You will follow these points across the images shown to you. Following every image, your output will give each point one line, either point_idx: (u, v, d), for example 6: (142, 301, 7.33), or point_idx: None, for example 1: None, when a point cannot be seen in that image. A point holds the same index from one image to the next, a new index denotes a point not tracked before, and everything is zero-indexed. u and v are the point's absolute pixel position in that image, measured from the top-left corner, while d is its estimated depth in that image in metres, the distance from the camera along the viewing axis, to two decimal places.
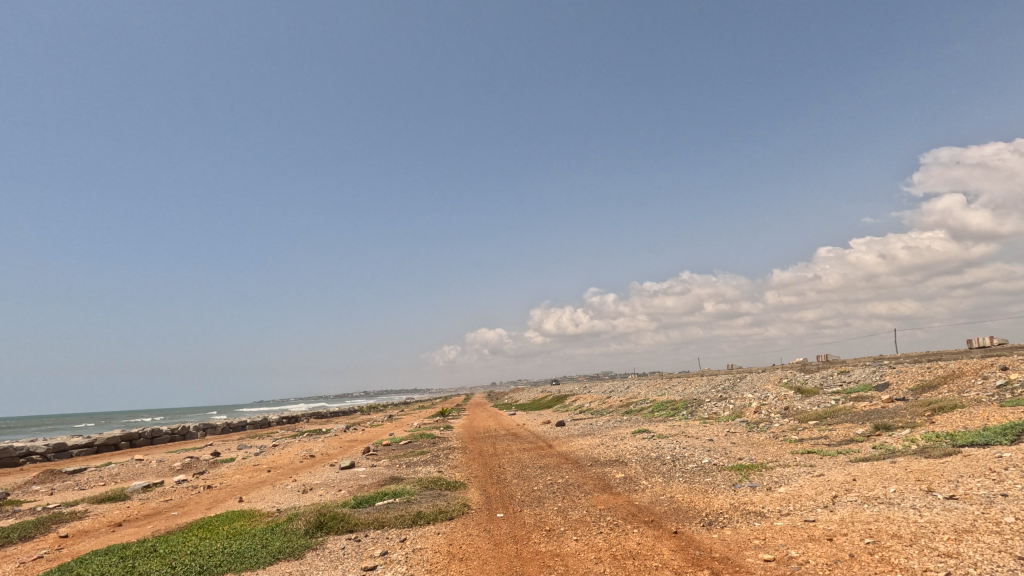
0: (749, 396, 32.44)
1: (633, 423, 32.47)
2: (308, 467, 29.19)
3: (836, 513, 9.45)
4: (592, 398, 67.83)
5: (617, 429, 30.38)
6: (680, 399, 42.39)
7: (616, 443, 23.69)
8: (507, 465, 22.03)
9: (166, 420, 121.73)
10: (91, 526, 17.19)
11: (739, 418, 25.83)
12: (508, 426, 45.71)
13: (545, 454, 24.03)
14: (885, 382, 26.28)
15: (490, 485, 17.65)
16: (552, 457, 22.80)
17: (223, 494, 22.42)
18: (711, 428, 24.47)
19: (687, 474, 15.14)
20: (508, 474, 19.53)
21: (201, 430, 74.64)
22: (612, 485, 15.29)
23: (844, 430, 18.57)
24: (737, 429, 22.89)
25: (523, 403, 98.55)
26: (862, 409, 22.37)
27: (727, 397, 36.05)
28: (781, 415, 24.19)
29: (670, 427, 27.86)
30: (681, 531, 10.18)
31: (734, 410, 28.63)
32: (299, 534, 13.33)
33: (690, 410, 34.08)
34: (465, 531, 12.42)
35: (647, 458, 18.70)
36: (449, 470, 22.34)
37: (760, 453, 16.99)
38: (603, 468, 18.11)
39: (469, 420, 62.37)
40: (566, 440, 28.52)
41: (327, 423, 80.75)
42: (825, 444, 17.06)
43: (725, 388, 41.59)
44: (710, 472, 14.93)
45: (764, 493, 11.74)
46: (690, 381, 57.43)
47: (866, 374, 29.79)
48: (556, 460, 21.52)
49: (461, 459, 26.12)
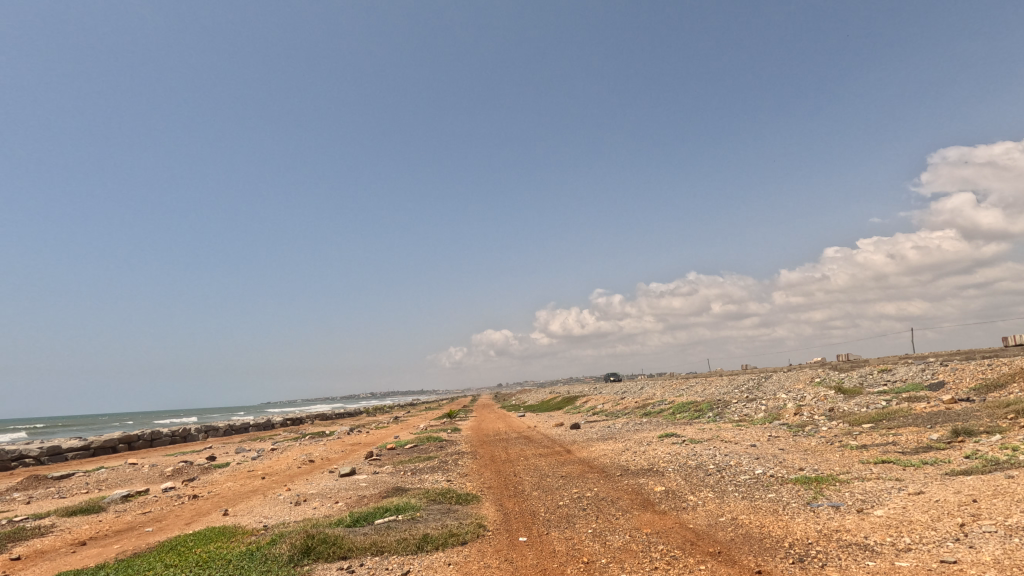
0: (783, 397, 29.90)
1: (657, 426, 30.04)
2: (305, 474, 26.96)
3: (983, 553, 7.06)
4: (605, 399, 65.42)
5: (640, 433, 27.98)
6: (703, 400, 39.84)
7: (645, 450, 21.22)
8: (523, 475, 19.70)
9: (170, 422, 120.32)
10: (50, 546, 14.99)
11: (778, 421, 23.35)
12: (520, 429, 43.36)
13: (565, 462, 21.57)
14: (940, 382, 23.69)
15: (507, 500, 15.23)
16: (573, 465, 20.43)
17: (208, 505, 20.17)
18: (749, 432, 22.03)
19: (742, 489, 12.74)
20: (526, 486, 17.17)
21: (202, 432, 72.86)
22: (653, 501, 12.88)
23: (914, 435, 16.05)
24: (780, 434, 20.40)
25: (533, 405, 96.02)
26: (923, 411, 19.85)
27: (756, 398, 33.57)
28: (829, 417, 21.68)
29: (701, 430, 25.45)
30: (765, 571, 7.80)
31: (770, 412, 26.12)
32: (281, 563, 11.04)
33: (718, 412, 31.54)
34: (482, 561, 10.12)
35: (687, 467, 16.26)
36: (458, 479, 20.03)
37: (823, 463, 14.54)
38: (637, 479, 15.68)
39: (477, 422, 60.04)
40: (585, 445, 26.05)
41: (332, 425, 78.72)
42: (898, 452, 14.59)
43: (751, 389, 39.01)
44: (771, 487, 12.49)
45: (859, 517, 9.32)
46: (708, 381, 54.90)
47: (913, 372, 27.20)
48: (580, 469, 19.07)
49: (471, 466, 23.77)
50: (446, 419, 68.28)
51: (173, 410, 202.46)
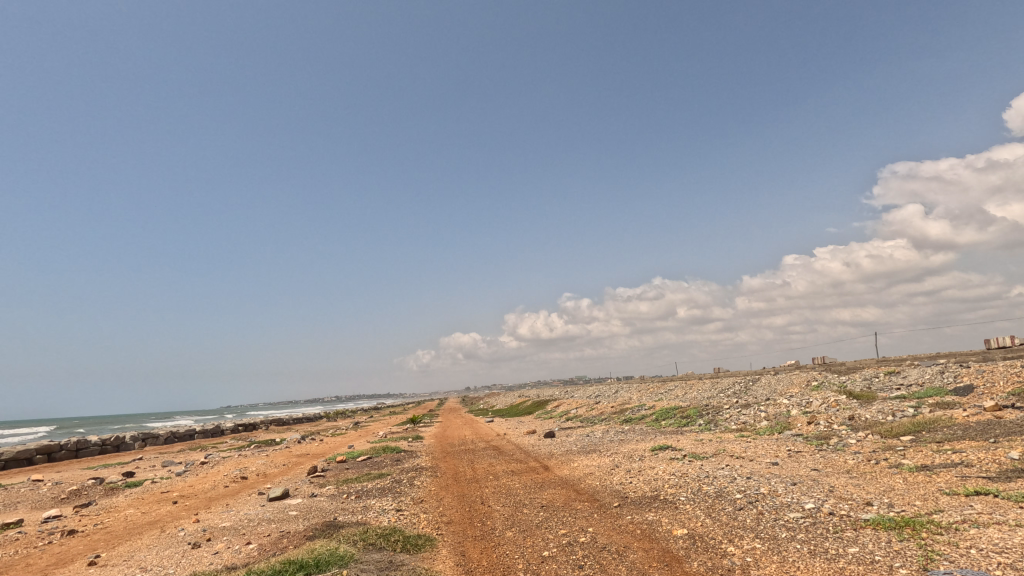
0: (784, 404, 26.64)
1: (645, 437, 26.51)
2: (229, 497, 22.25)
3: None
4: (578, 403, 62.25)
5: (629, 445, 24.38)
6: (688, 406, 36.51)
7: (642, 469, 17.42)
8: (493, 503, 15.60)
9: (107, 429, 111.38)
10: None
11: (789, 433, 20.07)
12: (488, 438, 39.33)
13: (545, 484, 17.49)
14: (969, 386, 20.67)
15: (473, 548, 11.18)
16: (554, 488, 16.48)
17: (79, 547, 15.40)
18: (762, 446, 18.66)
19: (802, 538, 9.03)
20: (498, 522, 13.09)
21: (140, 441, 66.39)
22: (680, 556, 9.05)
23: (987, 455, 12.69)
24: (802, 451, 16.92)
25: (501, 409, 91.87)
26: (969, 420, 16.65)
27: (750, 404, 30.45)
28: (852, 429, 18.48)
29: (699, 441, 22.04)
30: None
31: (775, 421, 22.78)
32: None
33: (711, 420, 28.19)
34: None
35: (708, 498, 12.49)
36: (409, 510, 15.77)
37: (890, 492, 10.99)
38: (643, 517, 11.81)
39: (442, 429, 55.61)
40: (565, 461, 22.13)
41: (285, 433, 73.17)
42: (984, 477, 11.14)
43: (740, 394, 35.81)
44: (845, 536, 8.82)
45: None
46: (687, 385, 52.19)
47: (928, 374, 24.42)
48: (565, 496, 15.08)
49: (429, 488, 19.57)
50: (409, 426, 63.65)
51: (119, 416, 190.39)
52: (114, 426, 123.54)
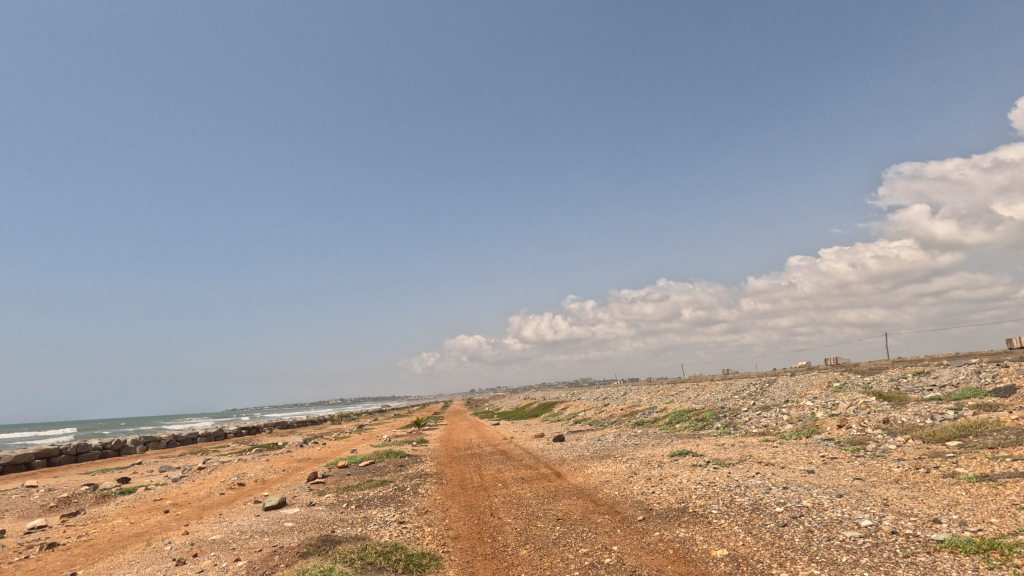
0: (807, 406, 25.22)
1: (660, 442, 25.15)
2: (223, 506, 21.05)
3: None
4: (586, 405, 60.87)
5: (645, 450, 23.06)
6: (702, 409, 35.11)
7: (663, 477, 16.09)
8: (504, 515, 14.34)
9: (111, 432, 110.55)
10: None
11: (820, 437, 18.71)
12: (495, 441, 38.02)
13: (559, 494, 16.18)
14: (1011, 387, 19.28)
15: (484, 570, 9.92)
16: (569, 499, 15.18)
17: (56, 563, 14.22)
18: (792, 452, 17.32)
19: (868, 564, 7.74)
20: (510, 539, 11.82)
21: (141, 445, 65.38)
22: None
23: None
24: (838, 457, 15.56)
25: (506, 412, 90.51)
26: (1021, 424, 15.28)
27: (770, 406, 29.08)
28: (890, 433, 17.12)
29: (720, 446, 20.69)
30: None
31: (801, 425, 21.41)
32: None
33: (729, 424, 26.83)
34: None
35: (745, 512, 11.18)
36: (412, 523, 14.53)
37: (957, 506, 9.68)
38: (674, 533, 10.52)
39: (448, 432, 54.39)
40: (578, 467, 20.83)
41: (288, 436, 72.03)
42: None
43: (757, 396, 34.35)
44: (921, 562, 7.54)
45: None
46: (699, 386, 50.78)
47: (962, 374, 23.03)
48: (581, 508, 13.79)
49: (434, 497, 18.33)
50: (413, 429, 62.41)
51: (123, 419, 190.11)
52: (119, 430, 122.63)
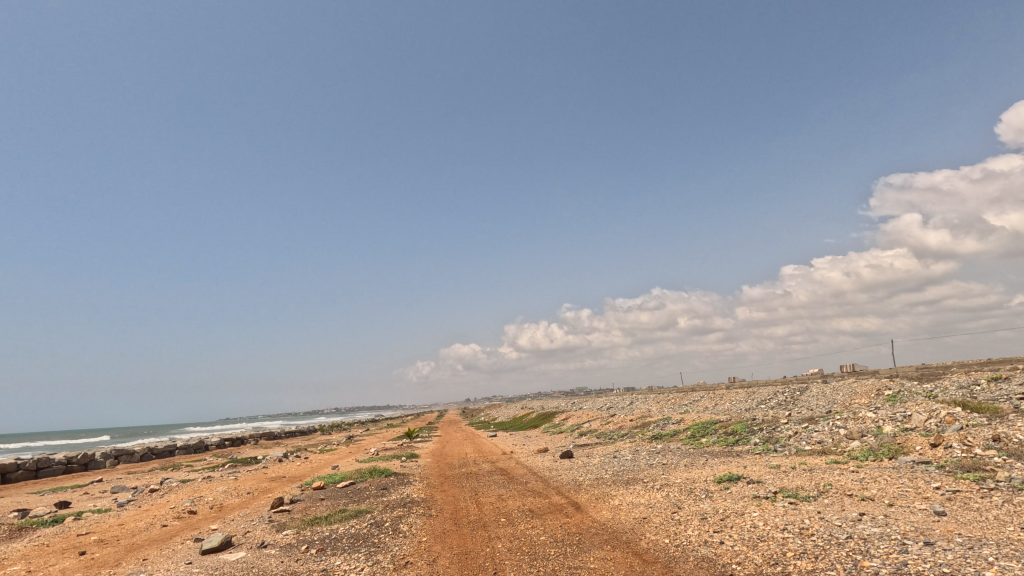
0: (868, 418, 21.08)
1: (694, 462, 20.93)
2: (153, 547, 16.73)
3: None
4: (591, 416, 56.62)
5: (679, 473, 18.85)
6: (729, 421, 30.80)
7: (724, 517, 11.93)
8: None
9: (86, 443, 105.19)
10: None
11: (913, 460, 14.58)
12: (492, 458, 33.65)
13: (583, 542, 11.98)
14: None
15: None
16: (603, 552, 10.93)
17: None
18: (889, 480, 13.20)
19: None
20: None
21: (111, 458, 60.48)
22: None
23: None
24: (963, 491, 11.45)
25: (504, 422, 85.78)
26: None
27: (815, 418, 25.00)
28: (1017, 457, 13.00)
29: (779, 470, 16.49)
30: None
31: (874, 442, 17.32)
32: None
33: (772, 440, 22.62)
34: None
35: None
36: None
37: None
38: None
39: (442, 444, 49.85)
40: (600, 496, 16.60)
41: (271, 449, 67.37)
42: None
43: (790, 407, 30.26)
44: None
45: None
46: (714, 395, 46.63)
47: None
48: (624, 570, 9.61)
49: (418, 540, 14.04)
50: (405, 441, 57.80)
51: (107, 429, 183.76)
52: (98, 440, 117.67)
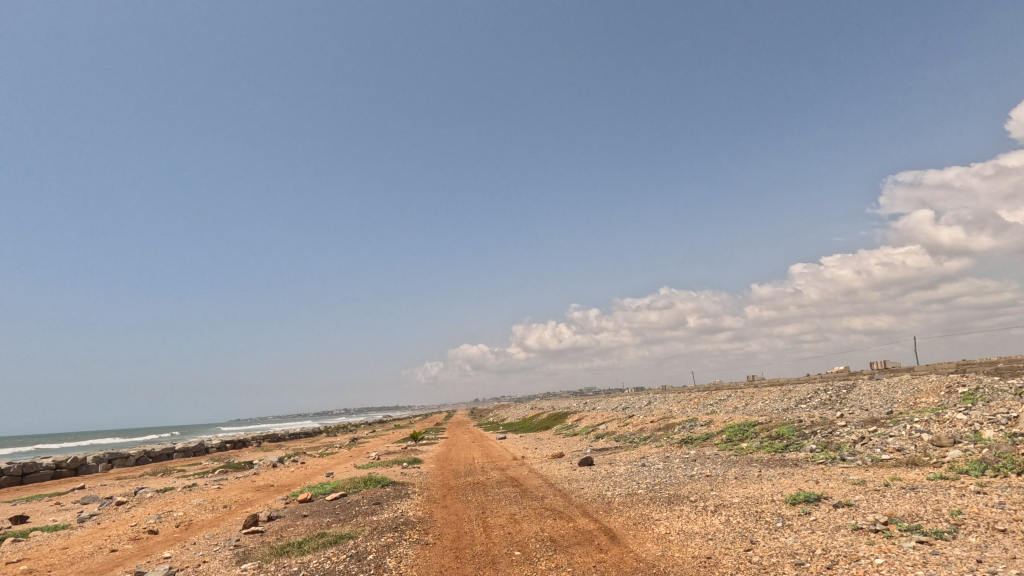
0: (955, 421, 17.42)
1: (744, 474, 17.41)
2: None
3: None
4: (607, 416, 53.06)
5: (733, 489, 15.33)
6: (769, 422, 27.21)
7: (831, 565, 8.38)
8: None
9: (87, 445, 103.17)
10: None
11: None
12: (501, 465, 30.12)
13: None
14: None
15: None
16: None
17: None
18: None
19: None
20: None
21: (104, 462, 57.57)
22: None
23: None
24: None
25: (514, 423, 82.35)
26: None
27: (880, 421, 21.29)
28: None
29: (871, 488, 12.85)
30: None
31: (986, 453, 13.65)
32: None
33: (835, 446, 18.99)
34: None
35: None
36: None
37: None
38: None
39: (447, 448, 46.33)
40: (640, 521, 13.14)
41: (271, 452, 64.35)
42: None
43: (840, 407, 26.59)
44: None
45: None
46: (742, 394, 42.93)
47: None
48: None
49: None
50: (409, 444, 54.28)
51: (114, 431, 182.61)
52: (100, 442, 115.47)
